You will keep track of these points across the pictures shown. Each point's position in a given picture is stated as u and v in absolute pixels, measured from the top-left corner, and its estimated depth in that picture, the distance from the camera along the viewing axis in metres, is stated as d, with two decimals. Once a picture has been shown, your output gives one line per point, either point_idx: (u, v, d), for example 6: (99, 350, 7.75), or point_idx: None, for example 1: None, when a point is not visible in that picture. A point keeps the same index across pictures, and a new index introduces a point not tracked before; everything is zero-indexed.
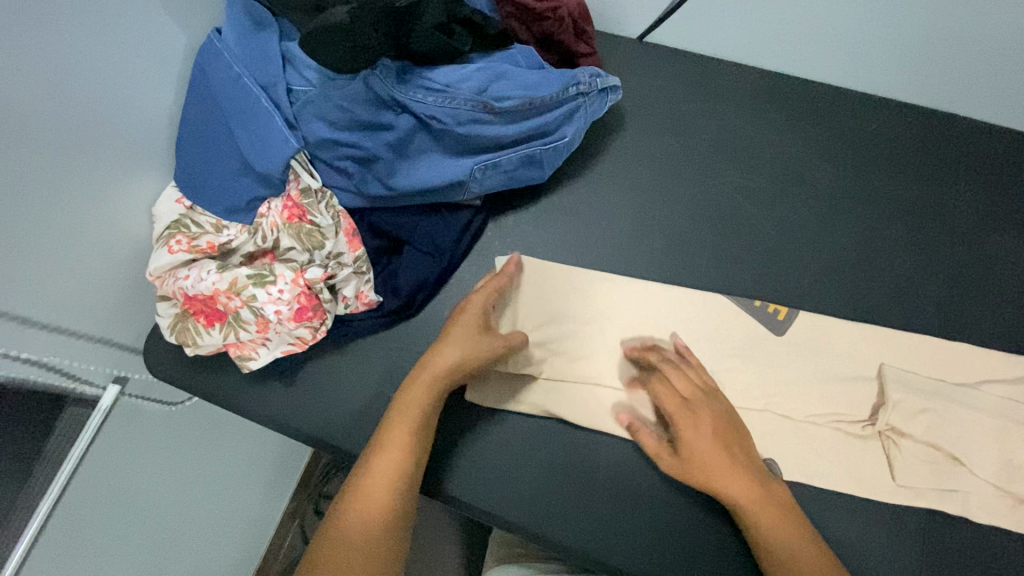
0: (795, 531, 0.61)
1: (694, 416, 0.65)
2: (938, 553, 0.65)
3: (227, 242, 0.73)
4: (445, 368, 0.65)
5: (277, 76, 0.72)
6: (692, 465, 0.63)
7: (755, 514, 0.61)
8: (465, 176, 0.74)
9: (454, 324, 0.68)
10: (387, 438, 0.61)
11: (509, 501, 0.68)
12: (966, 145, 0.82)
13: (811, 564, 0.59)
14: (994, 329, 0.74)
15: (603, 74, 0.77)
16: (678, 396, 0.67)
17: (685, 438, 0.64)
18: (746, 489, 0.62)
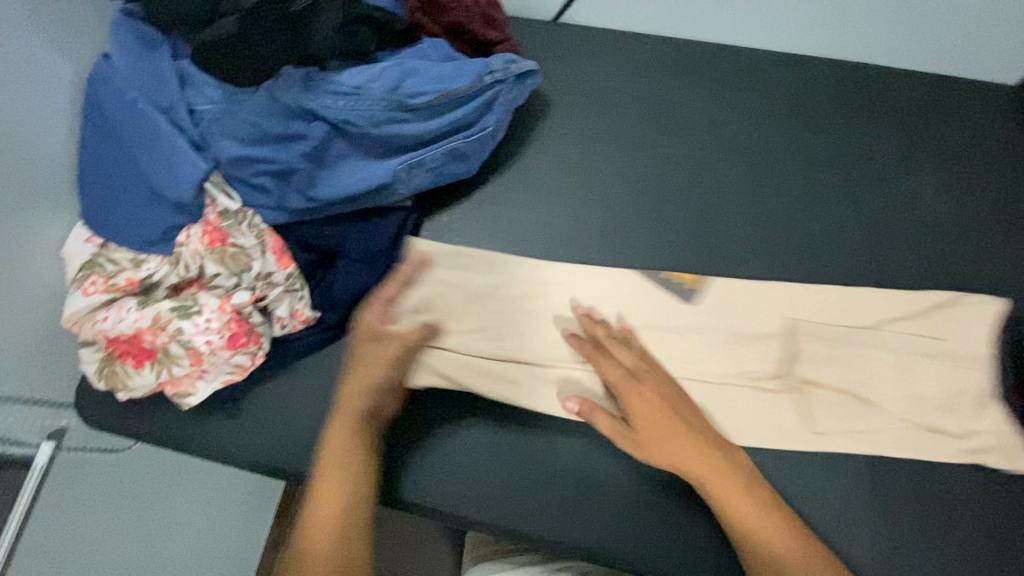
0: (751, 499, 0.61)
1: (640, 392, 0.64)
2: (890, 489, 0.67)
3: (147, 277, 0.69)
4: (359, 403, 0.64)
5: (175, 97, 0.68)
6: (644, 441, 0.63)
7: (714, 485, 0.61)
8: (390, 179, 0.72)
9: (359, 359, 0.66)
10: (327, 492, 0.61)
11: (455, 497, 0.67)
12: (876, 90, 0.84)
13: (773, 532, 0.60)
14: (924, 265, 0.75)
15: (518, 60, 0.76)
16: (621, 370, 0.66)
17: (634, 412, 0.64)
18: (699, 459, 0.62)
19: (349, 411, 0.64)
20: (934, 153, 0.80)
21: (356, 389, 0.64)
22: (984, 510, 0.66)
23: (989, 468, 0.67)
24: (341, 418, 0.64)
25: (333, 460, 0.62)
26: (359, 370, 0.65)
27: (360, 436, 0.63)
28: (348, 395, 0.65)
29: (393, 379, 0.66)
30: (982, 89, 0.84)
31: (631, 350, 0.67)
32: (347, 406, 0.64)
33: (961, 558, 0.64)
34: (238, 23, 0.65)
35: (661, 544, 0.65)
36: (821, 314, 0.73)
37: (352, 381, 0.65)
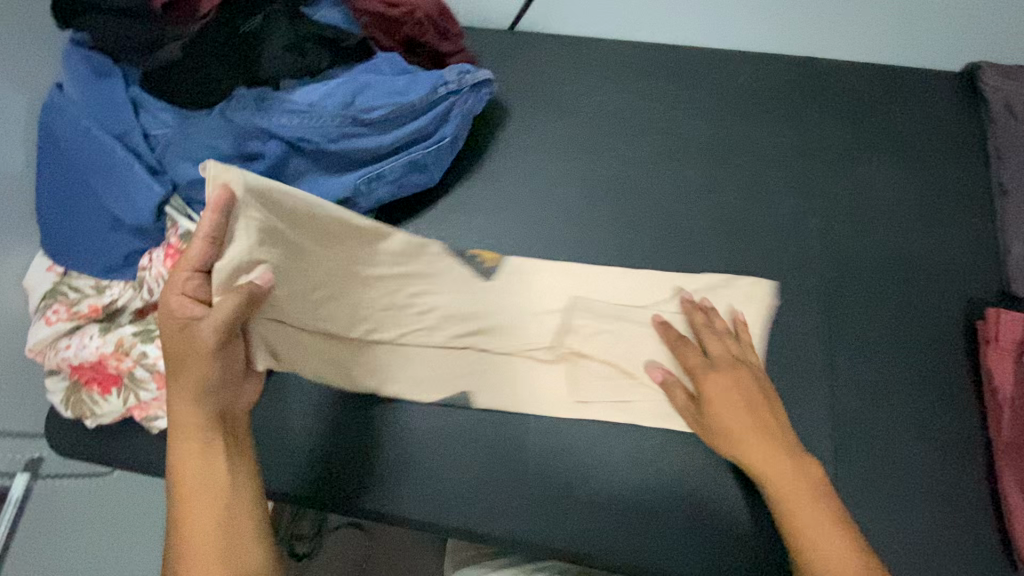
0: (816, 513, 0.56)
1: (717, 377, 0.64)
2: (868, 474, 0.65)
3: (111, 302, 0.69)
4: (199, 393, 0.54)
5: (130, 123, 0.68)
6: (713, 425, 0.63)
7: (778, 486, 0.58)
8: (350, 193, 0.72)
9: (177, 360, 0.53)
10: (200, 505, 0.53)
11: (381, 493, 0.68)
12: (830, 80, 0.84)
13: (838, 554, 0.53)
14: (886, 249, 0.75)
15: (472, 70, 0.77)
16: (703, 357, 0.67)
17: (708, 396, 0.64)
18: (765, 456, 0.59)
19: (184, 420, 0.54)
20: (888, 138, 0.81)
21: (182, 393, 0.54)
22: (954, 494, 0.64)
23: (969, 448, 0.66)
24: (179, 429, 0.54)
25: (187, 475, 0.54)
26: (185, 370, 0.53)
27: (204, 443, 0.54)
28: (174, 403, 0.54)
29: (230, 343, 0.55)
30: (933, 78, 0.84)
31: (721, 338, 0.68)
32: (177, 414, 0.54)
33: (947, 541, 0.63)
34: (183, 50, 0.70)
35: (635, 544, 0.64)
36: (697, 294, 0.74)
37: (178, 386, 0.54)
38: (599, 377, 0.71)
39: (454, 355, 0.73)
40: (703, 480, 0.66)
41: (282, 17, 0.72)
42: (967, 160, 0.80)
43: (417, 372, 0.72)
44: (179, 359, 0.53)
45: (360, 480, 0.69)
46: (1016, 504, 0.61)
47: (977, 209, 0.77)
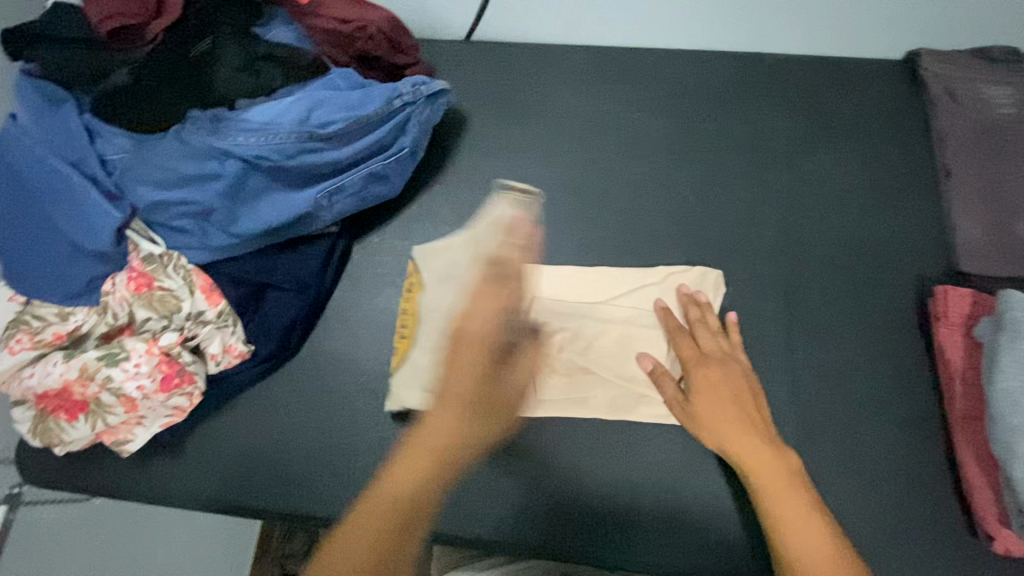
0: (792, 497, 0.57)
1: (707, 370, 0.66)
2: (833, 454, 0.67)
3: (76, 328, 0.69)
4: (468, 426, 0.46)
5: (85, 150, 0.69)
6: (700, 415, 0.65)
7: (758, 474, 0.59)
8: (311, 207, 0.73)
9: (454, 364, 0.47)
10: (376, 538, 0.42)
11: (325, 498, 0.70)
12: (779, 75, 0.87)
13: (812, 534, 0.54)
14: (840, 235, 0.77)
15: (427, 81, 0.78)
16: (697, 349, 0.69)
17: (695, 385, 0.66)
18: (745, 445, 0.61)
19: (428, 438, 0.46)
20: (837, 128, 0.83)
21: (459, 408, 0.46)
22: (916, 469, 0.66)
23: (930, 423, 0.68)
24: (410, 442, 0.46)
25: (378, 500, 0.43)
26: (450, 386, 0.47)
27: (411, 476, 0.44)
28: (435, 413, 0.47)
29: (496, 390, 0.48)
30: (874, 68, 0.87)
31: (714, 336, 0.70)
32: (426, 426, 0.46)
33: (914, 514, 0.64)
34: (132, 75, 0.70)
35: (606, 536, 0.66)
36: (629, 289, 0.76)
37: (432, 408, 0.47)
38: (563, 376, 0.72)
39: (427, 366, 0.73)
40: (671, 469, 0.68)
41: (232, 39, 0.73)
42: (911, 143, 0.82)
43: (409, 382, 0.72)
44: (453, 364, 0.47)
45: (335, 492, 0.70)
46: (972, 475, 0.63)
47: (921, 190, 0.79)
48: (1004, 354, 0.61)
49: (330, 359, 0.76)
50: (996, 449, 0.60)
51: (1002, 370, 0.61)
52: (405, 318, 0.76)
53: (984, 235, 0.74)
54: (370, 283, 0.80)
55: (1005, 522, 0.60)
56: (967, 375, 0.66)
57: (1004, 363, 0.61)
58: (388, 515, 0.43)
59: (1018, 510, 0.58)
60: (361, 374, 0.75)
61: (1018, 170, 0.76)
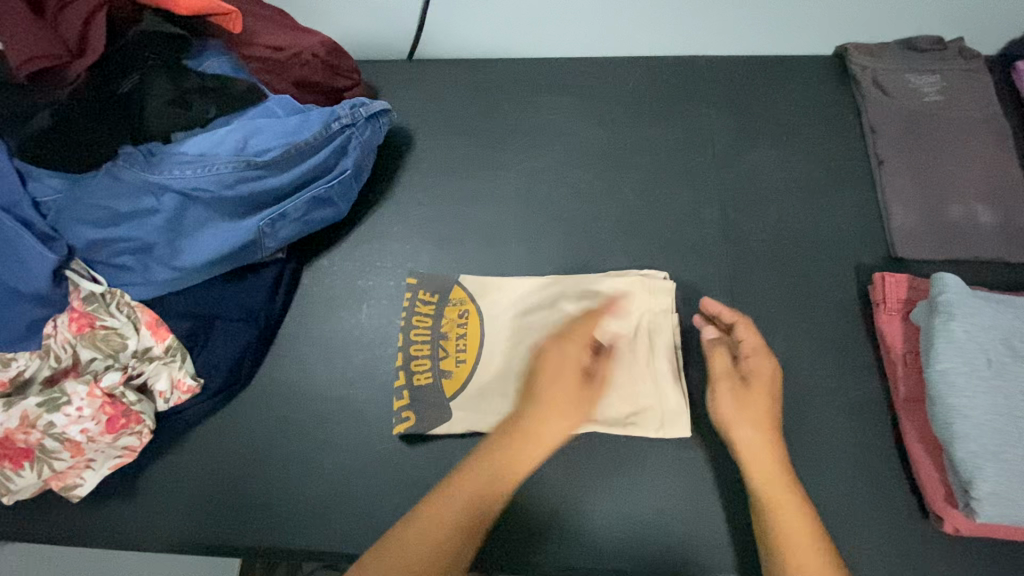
0: (796, 504, 0.57)
1: (750, 364, 0.64)
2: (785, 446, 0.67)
3: (18, 373, 0.68)
4: (558, 423, 0.60)
5: (18, 194, 0.68)
6: (741, 400, 0.62)
7: (765, 476, 0.59)
8: (254, 235, 0.73)
9: (569, 381, 0.61)
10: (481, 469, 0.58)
11: (284, 530, 0.68)
12: (711, 78, 0.89)
13: (804, 540, 0.54)
14: (780, 229, 0.79)
15: (365, 103, 0.79)
16: (755, 341, 0.66)
17: (758, 372, 0.64)
18: (765, 447, 0.60)
19: (534, 438, 0.59)
20: (771, 125, 0.85)
21: (562, 418, 0.60)
22: (866, 455, 0.67)
23: (877, 408, 0.69)
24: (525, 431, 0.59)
25: (505, 464, 0.58)
26: (555, 394, 0.60)
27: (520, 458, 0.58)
28: (547, 417, 0.60)
29: (584, 404, 0.61)
30: (803, 65, 0.89)
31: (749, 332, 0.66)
32: (542, 423, 0.59)
33: (867, 501, 0.65)
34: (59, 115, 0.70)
35: (566, 546, 0.65)
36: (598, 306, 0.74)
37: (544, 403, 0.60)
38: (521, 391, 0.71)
39: (431, 391, 0.72)
40: (627, 474, 0.67)
41: (163, 73, 0.73)
42: (846, 135, 0.84)
43: (432, 405, 0.72)
44: (563, 381, 0.61)
45: (294, 522, 0.69)
46: (918, 457, 0.64)
47: (859, 180, 0.81)
48: (937, 336, 0.63)
49: (284, 386, 0.76)
50: (935, 430, 0.62)
51: (937, 352, 0.63)
52: (462, 344, 0.75)
53: (918, 221, 0.76)
54: (321, 306, 0.80)
55: (953, 503, 0.61)
56: (908, 359, 0.68)
57: (938, 345, 0.63)
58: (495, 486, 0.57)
59: (963, 489, 0.59)
60: (316, 399, 0.75)
61: (945, 156, 0.78)
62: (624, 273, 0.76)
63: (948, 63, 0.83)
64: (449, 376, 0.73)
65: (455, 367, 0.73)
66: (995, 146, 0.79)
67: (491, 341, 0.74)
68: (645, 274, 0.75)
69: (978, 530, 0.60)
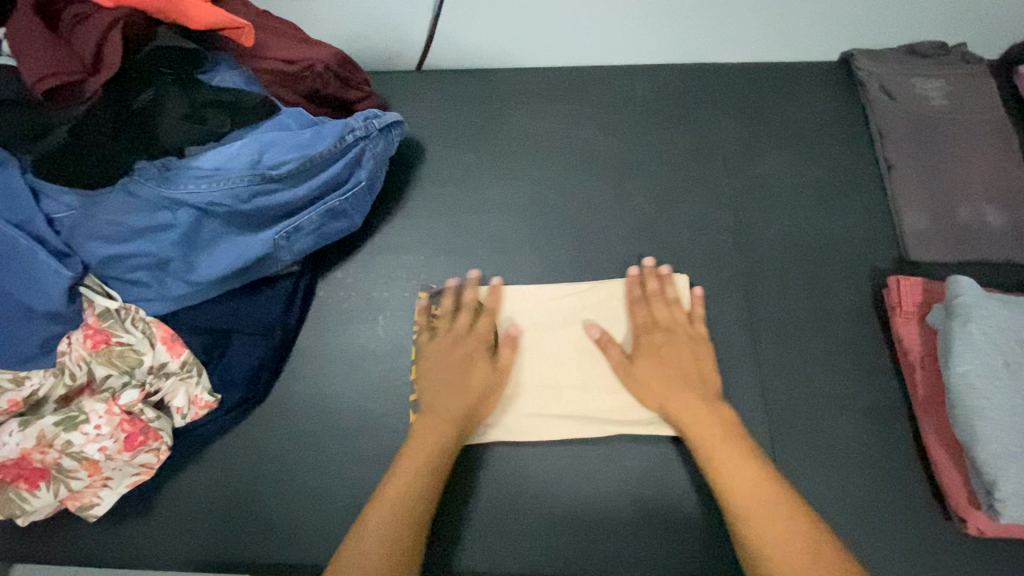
0: (729, 452, 0.59)
1: (651, 337, 0.70)
2: (806, 451, 0.68)
3: (32, 393, 0.67)
4: (456, 403, 0.67)
5: (31, 211, 0.67)
6: (639, 374, 0.68)
7: (702, 438, 0.61)
8: (270, 248, 0.72)
9: (475, 370, 0.69)
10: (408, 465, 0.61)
11: (305, 544, 0.68)
12: (719, 84, 0.90)
13: (746, 480, 0.57)
14: (793, 234, 0.79)
15: (378, 114, 0.79)
16: (649, 316, 0.72)
17: (643, 348, 0.70)
18: (690, 409, 0.64)
19: (438, 421, 0.65)
20: (779, 130, 0.86)
21: (457, 399, 0.67)
22: (887, 459, 0.67)
23: (896, 411, 0.69)
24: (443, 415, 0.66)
25: (424, 454, 0.62)
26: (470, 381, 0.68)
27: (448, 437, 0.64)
28: (444, 402, 0.67)
29: (479, 384, 0.68)
30: (809, 71, 0.90)
31: (669, 305, 0.73)
32: (443, 409, 0.66)
33: (890, 504, 0.65)
34: (72, 130, 0.69)
35: (596, 556, 0.64)
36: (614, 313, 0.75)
37: (453, 392, 0.67)
38: (538, 398, 0.71)
39: None
40: (651, 482, 0.67)
41: (174, 88, 0.72)
42: (855, 139, 0.85)
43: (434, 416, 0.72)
44: (469, 370, 0.69)
45: (314, 536, 0.68)
46: (939, 459, 0.64)
47: (868, 183, 0.82)
48: (954, 338, 0.64)
49: (300, 399, 0.75)
50: (956, 432, 0.62)
51: (954, 354, 0.63)
52: None
53: (929, 224, 0.77)
54: (336, 319, 0.79)
55: (976, 504, 0.61)
56: (926, 362, 0.68)
57: (956, 347, 0.63)
58: (429, 469, 0.61)
59: (987, 490, 0.60)
60: (334, 413, 0.74)
61: (953, 160, 0.79)
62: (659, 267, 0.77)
63: (953, 66, 0.84)
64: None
65: None
66: (1001, 149, 0.80)
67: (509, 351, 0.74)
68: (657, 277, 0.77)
69: (1000, 531, 0.61)
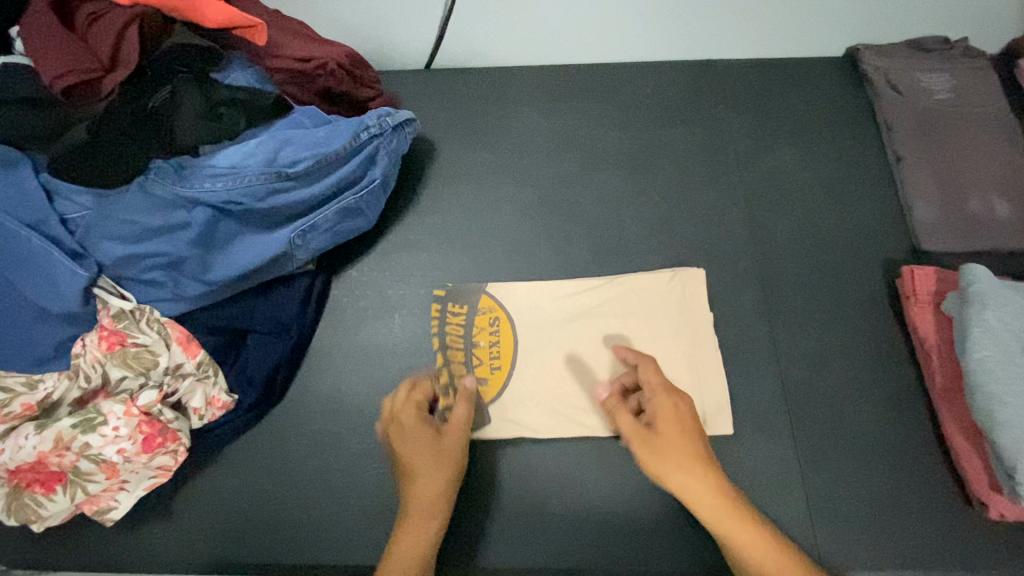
0: (759, 541, 0.56)
1: (671, 402, 0.63)
2: (826, 439, 0.68)
3: (46, 396, 0.66)
4: (428, 481, 0.62)
5: (44, 211, 0.66)
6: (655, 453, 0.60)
7: (727, 526, 0.56)
8: (286, 247, 0.72)
9: (431, 443, 0.65)
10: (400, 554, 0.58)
11: (327, 543, 0.67)
12: (727, 81, 0.91)
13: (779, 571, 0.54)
14: (805, 227, 0.80)
15: (392, 112, 0.79)
16: (659, 378, 0.65)
17: (658, 418, 0.62)
18: (710, 494, 0.58)
19: (415, 501, 0.61)
20: (788, 125, 0.87)
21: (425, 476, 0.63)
22: (907, 446, 0.67)
23: (914, 399, 0.70)
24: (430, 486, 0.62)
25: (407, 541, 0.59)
26: (451, 447, 0.65)
27: (442, 504, 0.62)
28: (414, 480, 0.63)
29: (441, 454, 0.64)
30: (816, 66, 0.91)
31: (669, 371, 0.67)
32: (414, 489, 0.62)
33: (911, 490, 0.65)
34: (89, 129, 0.69)
35: (620, 551, 0.64)
36: (633, 309, 0.75)
37: (425, 470, 0.63)
38: (557, 392, 0.72)
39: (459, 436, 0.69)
40: None
41: (191, 87, 0.72)
42: (862, 133, 0.86)
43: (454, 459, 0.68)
44: (447, 437, 0.65)
45: (337, 535, 0.68)
46: (959, 446, 0.65)
47: (878, 176, 0.83)
48: (972, 325, 0.65)
49: (318, 398, 0.75)
50: (976, 418, 0.63)
51: (972, 341, 0.64)
52: (496, 350, 0.74)
53: (940, 215, 0.78)
54: (351, 317, 0.79)
55: (997, 488, 0.62)
56: (943, 349, 0.69)
57: (973, 335, 0.64)
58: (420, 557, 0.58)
59: (1008, 475, 0.60)
60: (352, 411, 0.74)
61: (960, 152, 0.80)
62: (693, 278, 0.76)
63: (957, 61, 0.86)
64: (487, 379, 0.73)
65: (490, 375, 0.73)
66: (1007, 140, 0.81)
67: (525, 347, 0.74)
68: (674, 272, 0.77)
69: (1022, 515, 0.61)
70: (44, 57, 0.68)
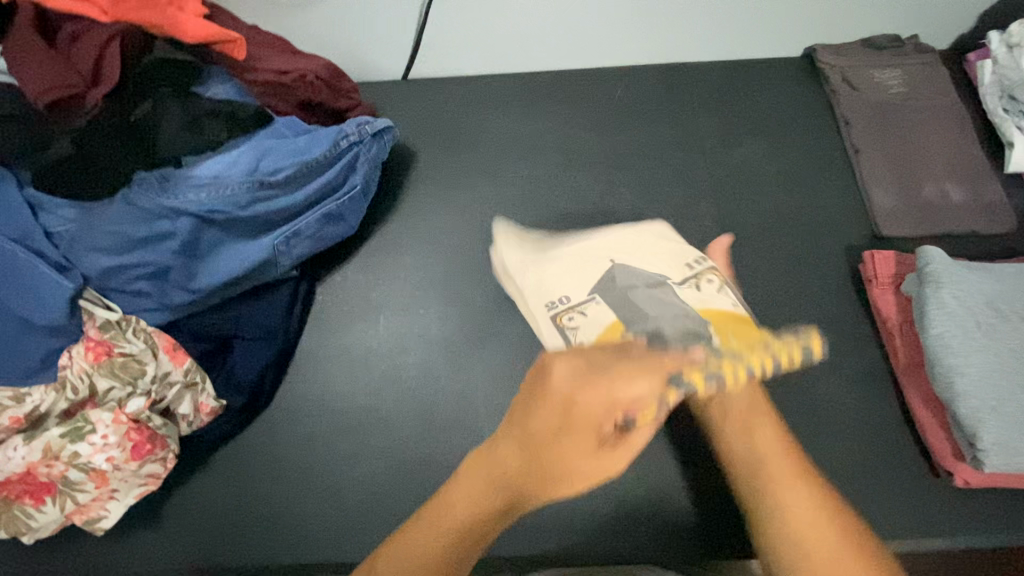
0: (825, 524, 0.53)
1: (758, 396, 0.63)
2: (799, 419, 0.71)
3: (33, 409, 0.66)
4: (547, 466, 0.55)
5: (29, 225, 0.68)
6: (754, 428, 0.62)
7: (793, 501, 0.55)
8: (270, 254, 0.74)
9: (588, 444, 0.55)
10: (462, 494, 0.56)
11: (318, 541, 0.68)
12: (693, 83, 0.95)
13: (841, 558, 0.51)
14: (772, 218, 0.84)
15: (371, 120, 0.81)
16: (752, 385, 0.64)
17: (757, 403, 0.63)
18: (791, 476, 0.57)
19: (520, 465, 0.56)
20: (752, 122, 0.91)
21: (560, 462, 0.55)
22: (875, 421, 0.70)
23: (880, 376, 0.73)
24: (529, 485, 0.56)
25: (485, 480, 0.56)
26: (585, 469, 0.56)
27: (535, 494, 0.56)
28: (540, 449, 0.55)
29: (588, 456, 0.55)
30: (776, 67, 0.96)
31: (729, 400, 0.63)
32: (534, 455, 0.56)
33: (880, 463, 0.68)
34: (73, 144, 0.70)
35: (608, 536, 0.65)
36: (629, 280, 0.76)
37: (558, 460, 0.55)
38: None
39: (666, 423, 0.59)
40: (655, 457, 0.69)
41: (174, 102, 0.74)
42: (823, 128, 0.90)
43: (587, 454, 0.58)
44: (596, 460, 0.56)
45: (328, 532, 0.69)
46: (923, 419, 0.68)
47: (838, 168, 0.87)
48: (928, 304, 0.68)
49: (306, 400, 0.76)
50: (936, 391, 0.66)
51: (929, 319, 0.67)
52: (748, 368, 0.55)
53: (897, 202, 0.82)
54: (336, 321, 0.81)
55: (960, 457, 0.65)
56: (903, 329, 0.73)
57: (930, 313, 0.68)
58: (483, 518, 0.55)
59: (970, 443, 0.63)
60: (339, 412, 0.75)
61: (914, 142, 0.84)
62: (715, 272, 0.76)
63: (908, 58, 0.91)
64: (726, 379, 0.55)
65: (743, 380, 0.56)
66: (957, 130, 0.85)
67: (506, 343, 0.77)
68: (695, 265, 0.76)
69: (984, 482, 0.64)
70: (26, 73, 0.69)
